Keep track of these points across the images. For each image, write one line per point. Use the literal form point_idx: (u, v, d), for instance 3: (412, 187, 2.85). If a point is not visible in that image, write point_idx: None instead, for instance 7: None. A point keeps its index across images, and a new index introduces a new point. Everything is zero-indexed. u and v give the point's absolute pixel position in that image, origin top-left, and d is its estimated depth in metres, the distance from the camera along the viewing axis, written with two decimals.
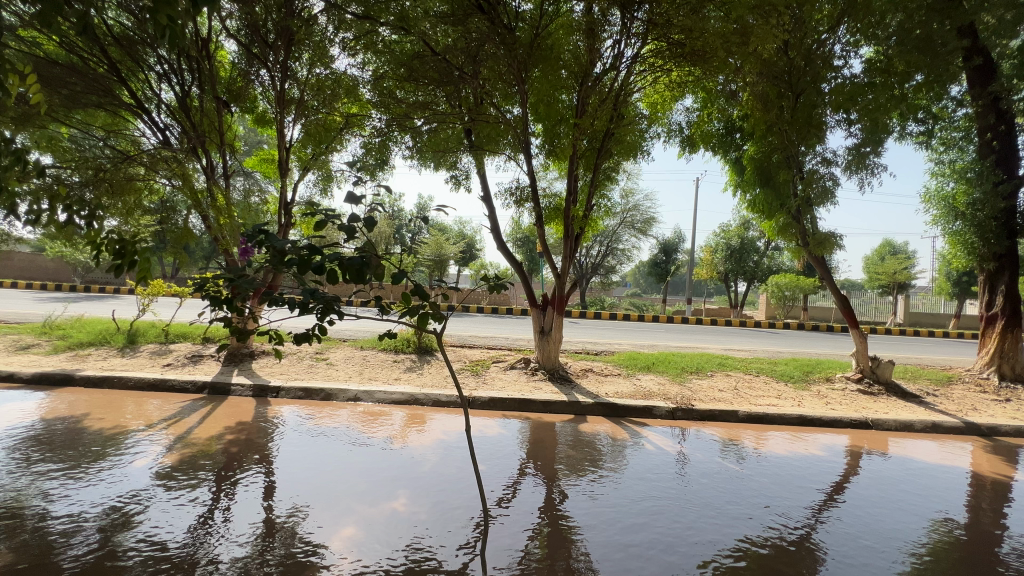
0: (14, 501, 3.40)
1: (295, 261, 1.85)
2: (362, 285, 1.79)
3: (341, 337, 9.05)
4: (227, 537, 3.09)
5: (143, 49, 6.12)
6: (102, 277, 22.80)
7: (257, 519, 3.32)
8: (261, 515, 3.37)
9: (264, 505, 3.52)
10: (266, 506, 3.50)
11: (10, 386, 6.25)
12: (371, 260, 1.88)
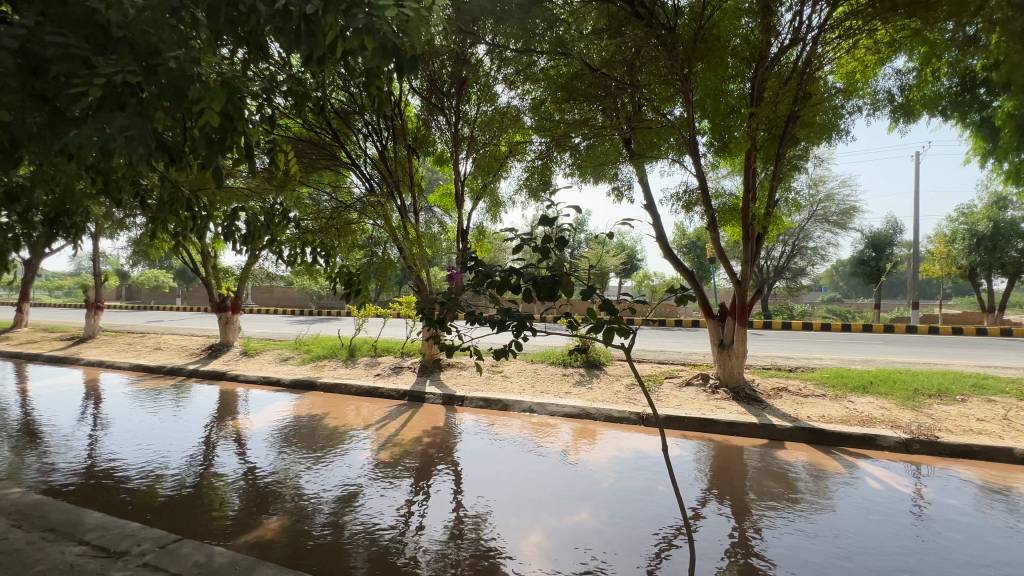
0: (278, 480, 4.36)
1: (496, 282, 1.98)
2: (556, 302, 1.89)
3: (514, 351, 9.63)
4: (426, 528, 3.49)
5: (353, 116, 7.34)
6: (330, 302, 28.63)
7: (447, 517, 3.66)
8: (451, 513, 3.72)
9: (454, 504, 3.88)
10: (456, 506, 3.84)
11: (277, 390, 8.18)
12: (563, 278, 1.94)
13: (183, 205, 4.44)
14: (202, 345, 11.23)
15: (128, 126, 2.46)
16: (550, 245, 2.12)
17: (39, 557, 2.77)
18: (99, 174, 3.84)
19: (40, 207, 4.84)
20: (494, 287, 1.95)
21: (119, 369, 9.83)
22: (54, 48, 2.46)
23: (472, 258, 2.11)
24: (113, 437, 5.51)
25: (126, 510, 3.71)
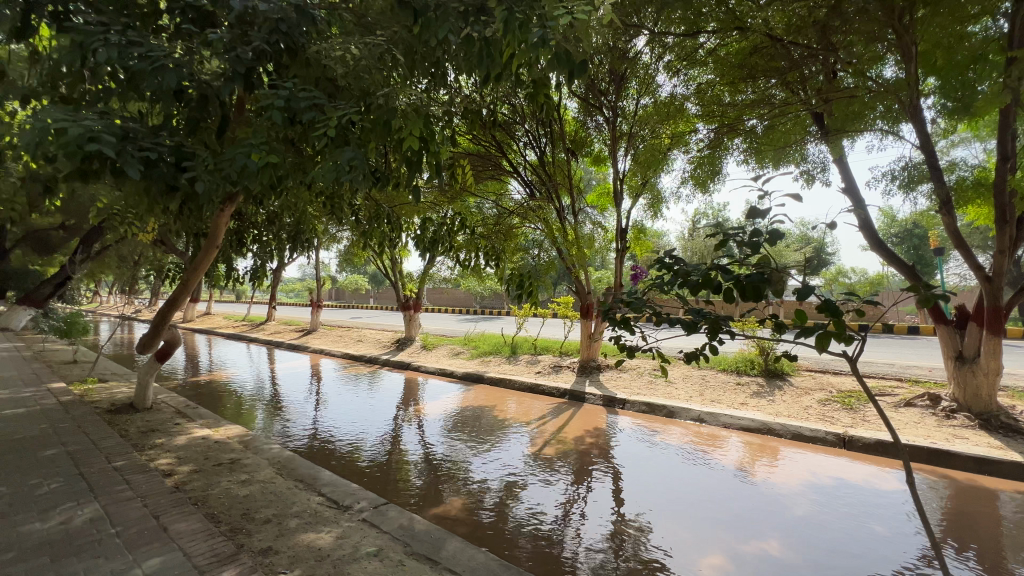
0: (453, 461, 4.85)
1: (698, 281, 1.75)
2: (762, 304, 1.64)
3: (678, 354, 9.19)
4: (587, 527, 3.52)
5: (514, 125, 7.57)
6: (491, 302, 30.87)
7: (607, 519, 3.63)
8: (612, 516, 3.68)
9: (614, 507, 3.83)
10: (616, 509, 3.79)
11: (451, 381, 9.10)
12: (773, 275, 1.69)
13: (383, 220, 5.22)
14: (392, 338, 13.11)
15: (352, 158, 2.97)
16: (764, 238, 1.73)
17: (295, 500, 3.54)
18: (327, 197, 4.75)
19: (286, 228, 6.17)
20: (690, 287, 1.75)
21: (335, 356, 12.07)
22: (303, 103, 3.11)
23: (669, 255, 1.92)
24: (331, 412, 6.77)
25: (342, 472, 4.52)
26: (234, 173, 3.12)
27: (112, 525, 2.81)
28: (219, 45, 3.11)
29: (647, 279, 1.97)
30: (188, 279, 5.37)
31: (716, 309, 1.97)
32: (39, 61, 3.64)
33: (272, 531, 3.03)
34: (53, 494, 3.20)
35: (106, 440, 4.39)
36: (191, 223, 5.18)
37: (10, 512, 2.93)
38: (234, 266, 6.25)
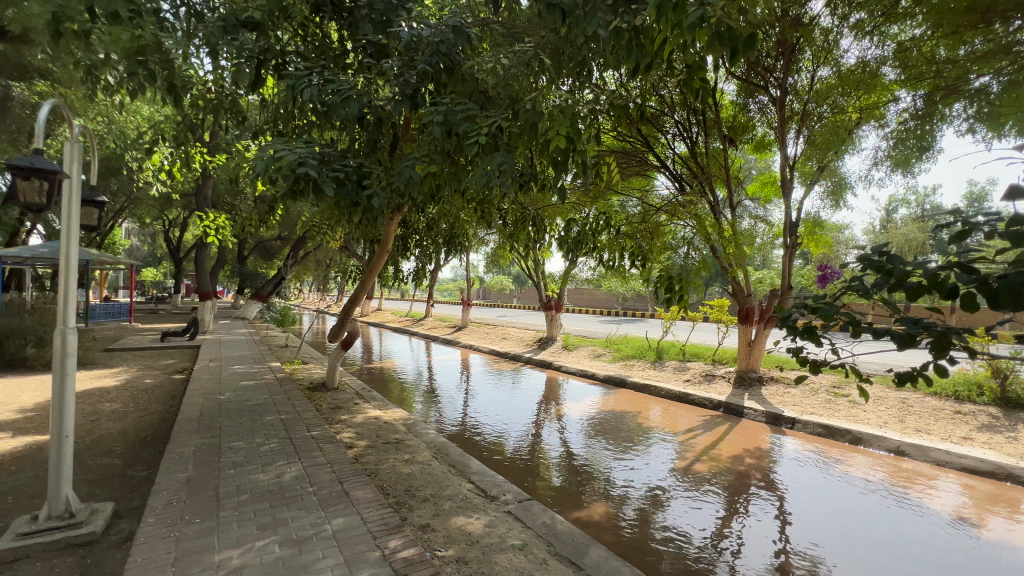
0: (594, 464, 4.77)
1: (920, 286, 1.40)
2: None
3: (879, 373, 8.07)
4: (744, 557, 3.13)
5: (662, 117, 7.09)
6: (633, 304, 29.89)
7: (771, 552, 3.18)
8: (776, 550, 3.21)
9: (779, 540, 3.34)
10: (782, 542, 3.30)
11: (593, 383, 8.99)
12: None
13: (527, 222, 5.37)
14: (534, 338, 13.49)
15: (502, 163, 3.09)
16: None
17: (449, 484, 3.83)
18: (477, 203, 5.08)
19: (442, 233, 6.76)
20: (904, 293, 1.41)
21: (482, 352, 12.88)
22: (459, 116, 3.36)
23: (879, 251, 1.56)
24: (479, 404, 7.22)
25: (489, 461, 4.78)
26: (402, 185, 3.50)
27: (311, 484, 3.37)
28: (392, 73, 3.53)
29: (844, 281, 1.67)
30: (365, 279, 6.23)
31: (947, 317, 1.55)
32: (265, 105, 4.56)
33: (430, 509, 3.32)
34: (272, 452, 3.98)
35: (306, 412, 5.32)
36: (369, 231, 5.99)
37: (245, 462, 3.72)
38: (400, 267, 7.08)
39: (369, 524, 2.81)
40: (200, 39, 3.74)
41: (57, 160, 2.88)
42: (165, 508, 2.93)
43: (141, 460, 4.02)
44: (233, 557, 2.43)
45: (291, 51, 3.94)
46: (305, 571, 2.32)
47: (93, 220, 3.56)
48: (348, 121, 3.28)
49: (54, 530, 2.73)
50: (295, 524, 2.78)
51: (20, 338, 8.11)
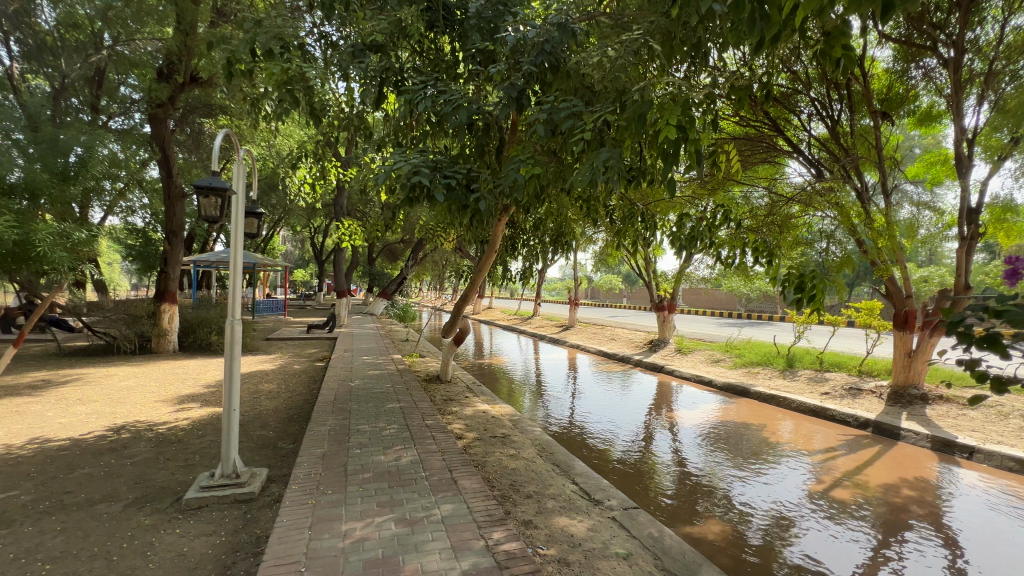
0: (708, 478, 4.41)
1: None
2: None
3: None
4: None
5: (796, 95, 6.24)
6: (758, 306, 27.17)
7: None
8: None
9: None
10: None
11: (709, 390, 8.34)
12: None
13: (636, 219, 5.13)
14: (644, 339, 12.92)
15: (607, 158, 2.99)
16: None
17: (552, 483, 3.83)
18: (583, 200, 5.00)
19: (548, 232, 6.79)
20: None
21: (589, 352, 12.70)
22: (563, 114, 3.33)
23: None
24: (584, 404, 7.14)
25: (593, 463, 4.70)
26: (507, 186, 3.58)
27: (423, 469, 3.61)
28: (498, 77, 3.63)
29: None
30: (475, 279, 6.50)
31: None
32: (388, 119, 4.99)
33: (533, 506, 3.35)
34: (391, 437, 4.35)
35: (421, 402, 5.73)
36: (478, 233, 6.23)
37: (369, 444, 4.13)
38: (508, 267, 7.27)
39: (474, 513, 2.92)
40: (335, 66, 4.22)
41: (228, 180, 3.46)
42: (305, 478, 3.36)
43: (289, 435, 4.67)
44: (357, 529, 2.69)
45: (409, 68, 4.25)
46: (416, 551, 2.48)
47: (254, 229, 4.15)
48: (458, 128, 3.44)
49: (224, 487, 3.29)
50: (409, 505, 3.00)
51: (207, 326, 9.97)
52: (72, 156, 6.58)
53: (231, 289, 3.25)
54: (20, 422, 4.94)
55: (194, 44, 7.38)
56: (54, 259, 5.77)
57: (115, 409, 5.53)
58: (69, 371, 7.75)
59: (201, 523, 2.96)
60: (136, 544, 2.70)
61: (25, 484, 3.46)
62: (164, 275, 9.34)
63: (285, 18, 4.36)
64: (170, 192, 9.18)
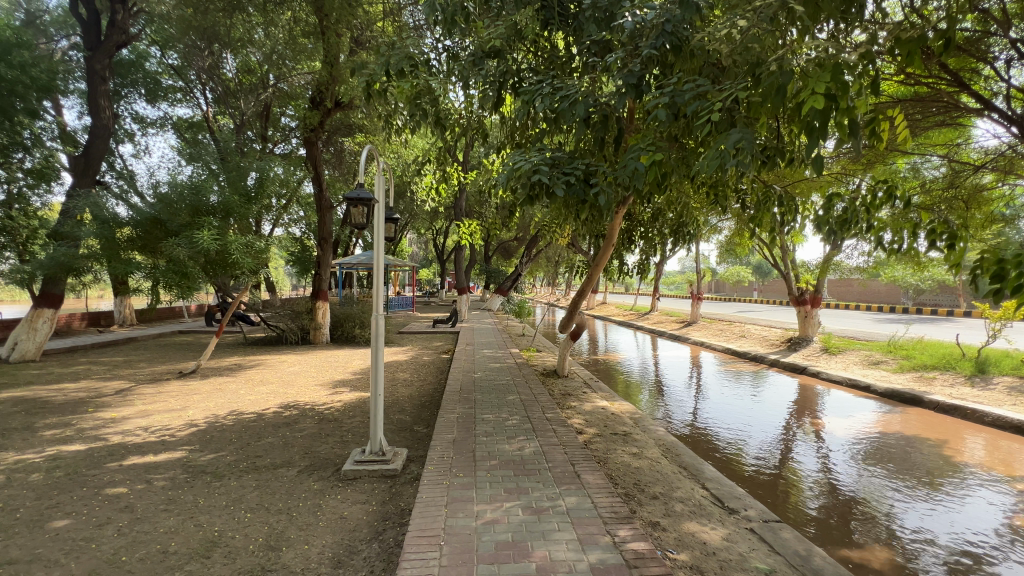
0: (867, 496, 3.85)
1: None
2: None
3: None
4: None
5: (989, 37, 5.03)
6: (932, 299, 22.75)
7: None
8: None
9: None
10: None
11: (866, 396, 7.22)
12: None
13: (773, 202, 4.63)
14: (781, 337, 11.63)
15: (739, 138, 2.73)
16: None
17: (680, 485, 3.65)
18: (709, 187, 4.66)
19: (668, 222, 6.44)
20: None
21: (715, 350, 11.81)
22: (687, 96, 3.13)
23: None
24: (711, 406, 6.67)
25: (724, 468, 4.37)
26: (626, 177, 3.47)
27: (546, 461, 3.69)
28: (616, 66, 3.53)
29: None
30: (591, 274, 6.45)
31: None
32: (505, 121, 5.16)
33: (660, 508, 3.23)
34: (514, 427, 4.52)
35: (541, 396, 5.85)
36: (594, 227, 6.16)
37: (494, 433, 4.34)
38: (624, 260, 7.07)
39: (599, 508, 2.90)
40: (456, 76, 4.47)
41: (370, 190, 3.89)
42: (439, 460, 3.66)
43: (423, 419, 5.12)
44: (487, 512, 2.85)
45: (525, 68, 4.33)
46: (544, 538, 2.55)
47: (391, 233, 4.61)
48: (575, 123, 3.43)
49: (373, 462, 3.72)
50: (535, 493, 3.09)
51: (352, 321, 11.34)
52: (252, 179, 7.94)
53: (375, 289, 3.64)
54: (222, 397, 6.13)
55: (338, 73, 8.41)
56: (243, 264, 7.07)
57: (287, 390, 6.57)
58: (253, 357, 9.39)
59: (357, 492, 3.38)
60: (309, 505, 3.19)
61: (229, 447, 4.29)
62: (319, 276, 10.84)
63: (413, 38, 4.74)
64: (322, 205, 10.60)
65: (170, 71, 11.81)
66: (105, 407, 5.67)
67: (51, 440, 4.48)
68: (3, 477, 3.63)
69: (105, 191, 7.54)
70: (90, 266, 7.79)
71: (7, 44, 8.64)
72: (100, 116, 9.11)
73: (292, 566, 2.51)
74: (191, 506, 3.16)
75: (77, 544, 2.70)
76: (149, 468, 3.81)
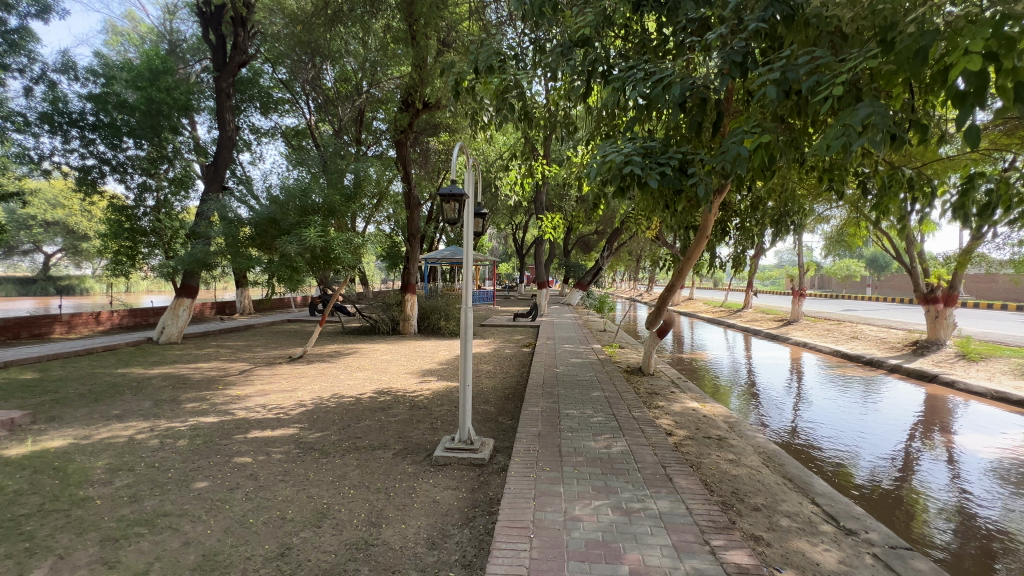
0: (1016, 527, 3.29)
1: None
2: None
3: None
4: None
5: None
6: None
7: None
8: None
9: None
10: None
11: (1016, 411, 6.14)
12: None
13: (902, 186, 4.02)
14: (904, 339, 10.24)
15: (869, 112, 2.39)
16: None
17: (785, 498, 3.36)
18: (823, 171, 4.19)
19: (769, 211, 5.92)
20: None
21: (821, 352, 10.69)
22: (801, 69, 2.81)
23: None
24: (816, 413, 6.06)
25: (832, 481, 3.96)
26: (728, 164, 3.21)
27: (635, 461, 3.57)
28: (716, 44, 3.29)
29: None
30: (681, 268, 6.13)
31: None
32: (591, 112, 5.03)
33: (763, 521, 2.99)
34: (599, 425, 4.43)
35: (626, 393, 5.69)
36: (684, 219, 5.83)
37: (579, 429, 4.29)
38: (716, 254, 6.61)
39: (695, 515, 2.75)
40: (543, 69, 4.46)
41: (462, 186, 4.00)
42: (525, 453, 3.69)
43: (507, 411, 5.21)
44: (576, 509, 2.82)
45: (614, 55, 4.20)
46: (637, 541, 2.47)
47: (480, 228, 4.71)
48: (669, 109, 3.24)
49: (462, 451, 3.84)
50: (624, 494, 3.01)
51: (437, 313, 11.83)
52: (349, 179, 8.53)
53: (465, 282, 3.73)
54: (325, 381, 6.70)
55: (426, 75, 8.73)
56: (343, 259, 7.65)
57: (381, 377, 7.03)
58: (350, 345, 10.15)
59: (447, 478, 3.52)
60: (404, 486, 3.38)
61: (333, 427, 4.68)
62: (407, 270, 11.41)
63: (499, 34, 4.77)
64: (411, 202, 11.12)
65: (279, 85, 13.05)
66: (231, 385, 6.45)
67: (191, 411, 5.20)
68: (157, 441, 4.27)
69: (229, 196, 8.52)
70: (218, 261, 8.86)
71: (156, 71, 10.10)
72: (226, 128, 10.30)
73: (391, 543, 2.66)
74: (303, 479, 3.49)
75: (214, 504, 3.10)
76: (268, 441, 4.27)
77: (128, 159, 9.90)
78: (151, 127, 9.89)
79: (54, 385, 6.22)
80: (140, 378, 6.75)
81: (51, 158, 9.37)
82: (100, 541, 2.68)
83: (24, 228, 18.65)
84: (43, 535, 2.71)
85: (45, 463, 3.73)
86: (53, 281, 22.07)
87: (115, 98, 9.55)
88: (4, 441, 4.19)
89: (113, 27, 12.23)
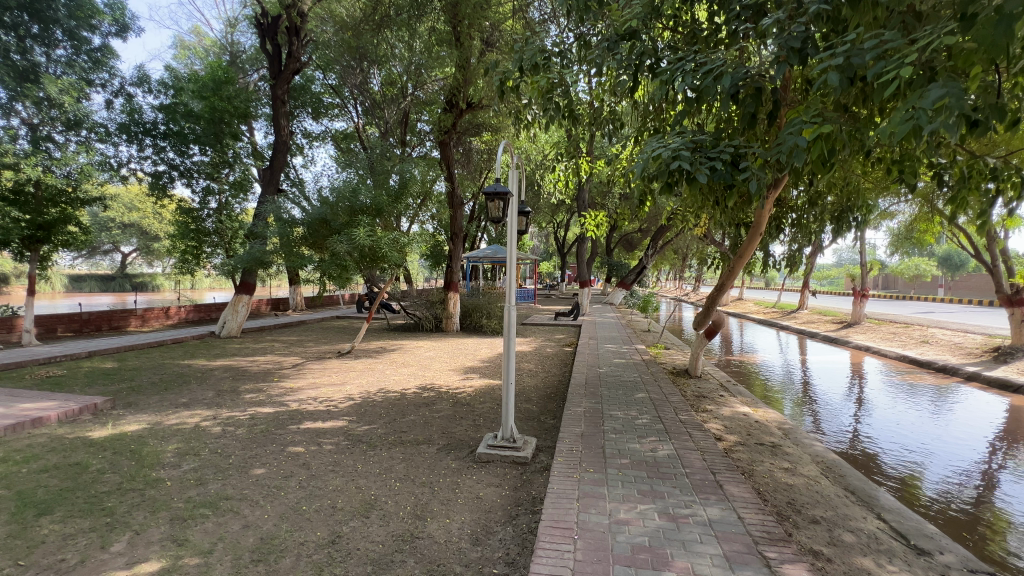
0: None
1: None
2: None
3: None
4: None
5: None
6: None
7: None
8: None
9: None
10: None
11: None
12: None
13: (984, 176, 3.66)
14: (982, 345, 9.40)
15: (943, 93, 2.18)
16: None
17: (848, 512, 3.16)
18: (891, 162, 3.89)
19: (828, 207, 5.58)
20: None
21: (886, 357, 9.97)
22: (868, 51, 2.59)
23: None
24: (879, 422, 5.65)
25: (899, 495, 3.68)
26: (783, 157, 3.02)
27: (683, 466, 3.46)
28: (773, 30, 3.11)
29: None
30: (732, 267, 5.87)
31: None
32: (638, 106, 4.91)
33: (824, 535, 2.82)
34: (645, 427, 4.33)
35: (672, 395, 5.53)
36: (735, 215, 5.58)
37: (623, 430, 4.21)
38: (770, 252, 6.27)
39: (748, 525, 2.62)
40: (587, 64, 4.39)
41: (506, 184, 4.01)
42: (568, 453, 3.66)
43: (549, 411, 5.18)
44: (621, 512, 2.76)
45: (662, 47, 4.06)
46: (685, 549, 2.39)
47: (523, 226, 4.70)
48: (720, 100, 3.10)
49: (505, 449, 3.86)
50: (671, 499, 2.92)
51: (479, 311, 11.97)
52: (395, 179, 8.77)
53: (508, 280, 3.72)
54: (372, 376, 6.92)
55: (470, 76, 8.82)
56: (389, 257, 7.87)
57: (425, 373, 7.18)
58: (395, 341, 10.45)
59: (490, 475, 3.55)
60: (448, 481, 3.43)
61: (380, 421, 4.82)
62: (451, 269, 11.58)
63: (543, 32, 4.75)
64: (454, 201, 11.26)
65: (329, 91, 13.59)
66: (285, 378, 6.78)
67: (250, 402, 5.50)
68: (220, 428, 4.55)
69: (284, 197, 8.92)
70: (274, 259, 9.32)
71: (219, 81, 10.74)
72: (281, 133, 10.81)
73: (436, 537, 2.71)
74: (352, 469, 3.62)
75: (271, 490, 3.27)
76: (319, 432, 4.45)
77: (194, 164, 10.59)
78: (214, 134, 10.56)
79: (130, 374, 6.77)
80: (204, 369, 7.23)
81: (128, 165, 10.18)
82: (171, 519, 2.88)
83: (104, 229, 20.40)
84: (122, 512, 2.95)
85: (123, 445, 4.06)
86: (129, 278, 24.04)
87: (183, 107, 10.16)
88: (88, 424, 4.60)
89: (182, 42, 13.19)
